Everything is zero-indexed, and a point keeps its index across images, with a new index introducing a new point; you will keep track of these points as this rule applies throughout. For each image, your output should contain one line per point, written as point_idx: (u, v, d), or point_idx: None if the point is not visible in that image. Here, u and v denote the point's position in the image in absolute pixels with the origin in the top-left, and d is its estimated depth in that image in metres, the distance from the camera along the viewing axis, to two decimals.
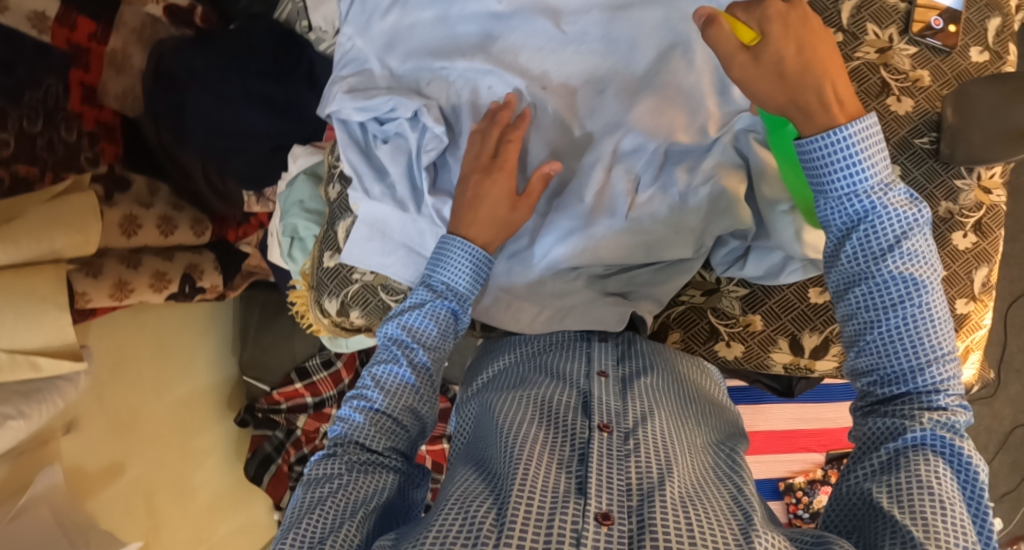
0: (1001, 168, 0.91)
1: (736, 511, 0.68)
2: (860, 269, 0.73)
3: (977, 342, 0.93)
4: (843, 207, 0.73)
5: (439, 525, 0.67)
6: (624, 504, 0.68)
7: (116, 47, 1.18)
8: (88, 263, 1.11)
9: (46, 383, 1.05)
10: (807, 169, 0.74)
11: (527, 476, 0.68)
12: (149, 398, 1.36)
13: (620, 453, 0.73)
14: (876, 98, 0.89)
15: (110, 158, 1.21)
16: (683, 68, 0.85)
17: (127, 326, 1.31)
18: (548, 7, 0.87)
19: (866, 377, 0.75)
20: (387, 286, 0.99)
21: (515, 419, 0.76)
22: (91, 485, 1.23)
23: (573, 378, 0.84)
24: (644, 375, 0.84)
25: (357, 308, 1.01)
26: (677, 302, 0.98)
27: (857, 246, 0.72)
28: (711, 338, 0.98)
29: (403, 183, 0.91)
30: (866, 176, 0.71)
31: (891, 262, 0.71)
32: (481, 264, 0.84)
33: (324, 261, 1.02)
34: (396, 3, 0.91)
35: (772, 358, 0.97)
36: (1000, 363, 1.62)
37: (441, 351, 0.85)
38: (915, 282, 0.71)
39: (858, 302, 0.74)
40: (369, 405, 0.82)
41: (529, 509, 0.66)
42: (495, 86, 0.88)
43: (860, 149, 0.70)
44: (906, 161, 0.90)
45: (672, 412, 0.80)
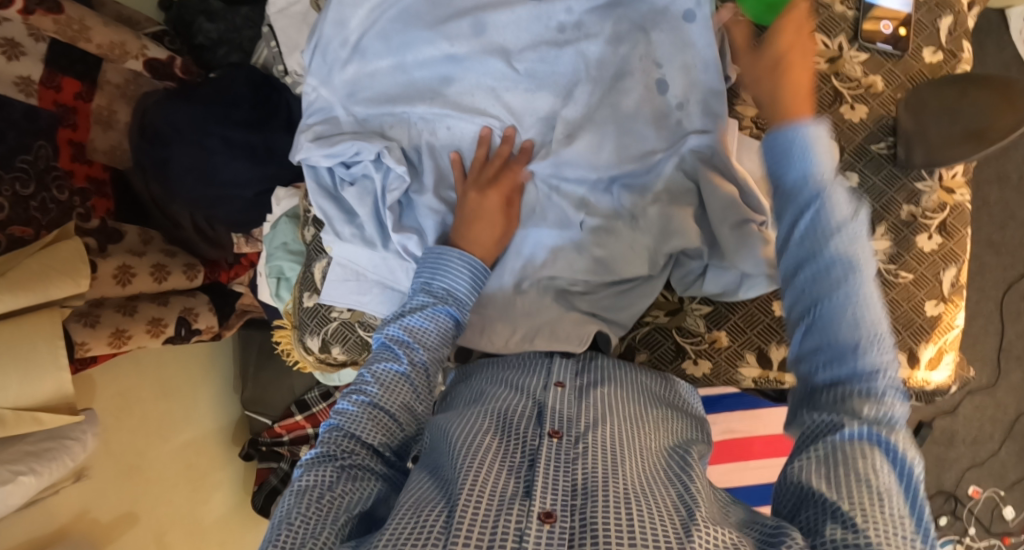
0: (962, 167, 0.92)
1: (680, 506, 0.72)
2: (807, 249, 0.73)
3: (950, 343, 0.93)
4: (792, 204, 0.75)
5: (391, 530, 0.71)
6: (568, 503, 0.73)
7: (101, 104, 1.25)
8: (85, 314, 1.15)
9: (56, 444, 1.07)
10: (770, 153, 0.77)
11: (475, 482, 0.73)
12: (154, 441, 1.39)
13: (569, 457, 0.77)
14: (829, 107, 0.91)
15: (103, 212, 1.25)
16: (625, 94, 0.91)
17: (126, 372, 1.35)
18: (498, 46, 0.91)
19: (808, 360, 0.73)
20: (364, 322, 1.02)
21: (469, 430, 0.81)
22: (104, 533, 1.29)
23: (530, 387, 0.88)
24: (599, 385, 0.88)
25: (337, 345, 1.04)
26: (642, 323, 0.99)
27: (803, 235, 0.73)
28: (678, 357, 0.99)
29: (370, 223, 0.96)
30: (815, 170, 0.73)
31: (835, 251, 0.71)
32: (479, 273, 0.88)
33: (304, 300, 1.06)
34: (354, 53, 0.95)
35: (741, 372, 0.99)
36: (1000, 352, 1.60)
37: (440, 352, 0.86)
38: (855, 272, 0.71)
39: (801, 287, 0.73)
40: (369, 401, 0.82)
41: (475, 514, 0.71)
42: (453, 126, 0.95)
43: (810, 144, 0.74)
44: (864, 167, 0.91)
45: (625, 416, 0.83)
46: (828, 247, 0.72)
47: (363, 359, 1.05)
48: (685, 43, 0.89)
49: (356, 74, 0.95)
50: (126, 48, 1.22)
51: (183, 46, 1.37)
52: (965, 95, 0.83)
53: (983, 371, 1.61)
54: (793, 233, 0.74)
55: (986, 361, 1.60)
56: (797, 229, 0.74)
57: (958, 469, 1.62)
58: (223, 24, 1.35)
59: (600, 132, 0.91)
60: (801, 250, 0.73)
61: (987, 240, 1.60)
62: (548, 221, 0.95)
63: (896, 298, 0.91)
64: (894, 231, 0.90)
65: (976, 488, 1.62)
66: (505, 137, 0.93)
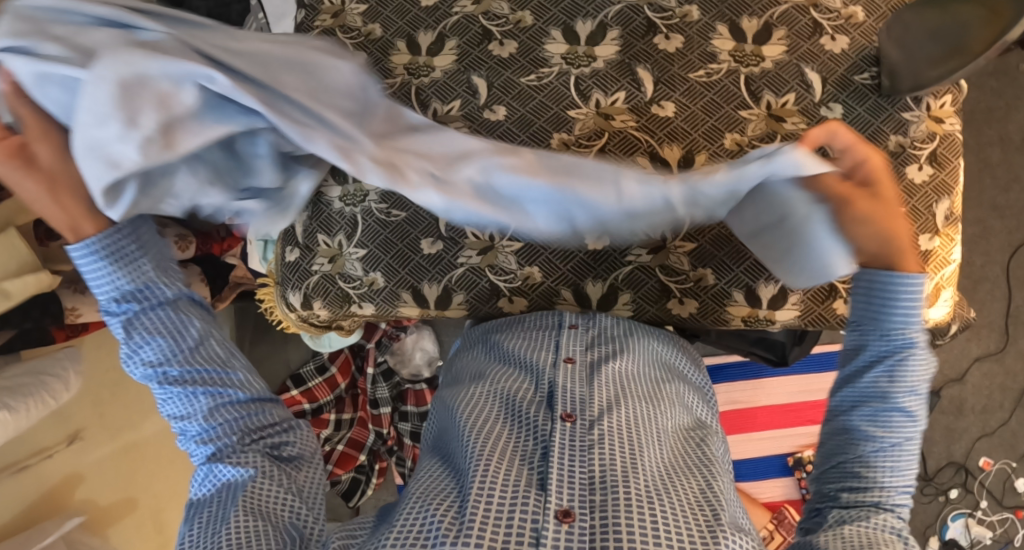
0: (950, 97, 0.91)
1: (704, 505, 0.73)
2: (878, 392, 0.79)
3: (949, 278, 0.92)
4: (878, 337, 0.80)
5: (401, 523, 0.72)
6: (588, 498, 0.72)
7: None
8: (75, 280, 1.17)
9: (35, 380, 1.11)
10: (862, 294, 0.81)
11: (488, 469, 0.73)
12: (148, 420, 1.38)
13: (584, 444, 0.77)
14: (809, 39, 0.91)
15: None
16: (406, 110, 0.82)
17: (120, 345, 1.35)
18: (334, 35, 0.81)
19: (834, 479, 0.81)
20: (344, 274, 0.96)
21: (478, 417, 0.81)
22: (104, 516, 1.29)
23: (538, 367, 0.87)
24: (613, 359, 0.87)
25: (319, 299, 0.98)
26: (624, 262, 0.91)
27: (885, 371, 0.79)
28: (663, 296, 0.92)
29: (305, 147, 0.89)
30: (911, 324, 0.79)
31: (903, 399, 0.78)
32: (119, 243, 0.76)
33: (285, 255, 1.00)
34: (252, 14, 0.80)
35: (729, 312, 0.91)
36: (1007, 318, 1.56)
37: (174, 343, 0.80)
38: (910, 421, 0.79)
39: (855, 421, 0.80)
40: (203, 432, 0.82)
41: (488, 507, 0.70)
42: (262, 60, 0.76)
43: (912, 298, 0.78)
44: (849, 98, 0.90)
45: (640, 396, 0.83)
46: (897, 393, 0.79)
47: (344, 315, 0.98)
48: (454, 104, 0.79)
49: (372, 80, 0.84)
50: None
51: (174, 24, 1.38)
52: (945, 10, 0.82)
53: (990, 337, 1.58)
54: (874, 364, 0.80)
55: (993, 328, 1.57)
56: (879, 364, 0.80)
57: (969, 440, 1.59)
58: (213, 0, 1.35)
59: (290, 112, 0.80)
60: (877, 384, 0.79)
61: (991, 203, 1.56)
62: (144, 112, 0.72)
63: None
64: None
65: (987, 460, 1.58)
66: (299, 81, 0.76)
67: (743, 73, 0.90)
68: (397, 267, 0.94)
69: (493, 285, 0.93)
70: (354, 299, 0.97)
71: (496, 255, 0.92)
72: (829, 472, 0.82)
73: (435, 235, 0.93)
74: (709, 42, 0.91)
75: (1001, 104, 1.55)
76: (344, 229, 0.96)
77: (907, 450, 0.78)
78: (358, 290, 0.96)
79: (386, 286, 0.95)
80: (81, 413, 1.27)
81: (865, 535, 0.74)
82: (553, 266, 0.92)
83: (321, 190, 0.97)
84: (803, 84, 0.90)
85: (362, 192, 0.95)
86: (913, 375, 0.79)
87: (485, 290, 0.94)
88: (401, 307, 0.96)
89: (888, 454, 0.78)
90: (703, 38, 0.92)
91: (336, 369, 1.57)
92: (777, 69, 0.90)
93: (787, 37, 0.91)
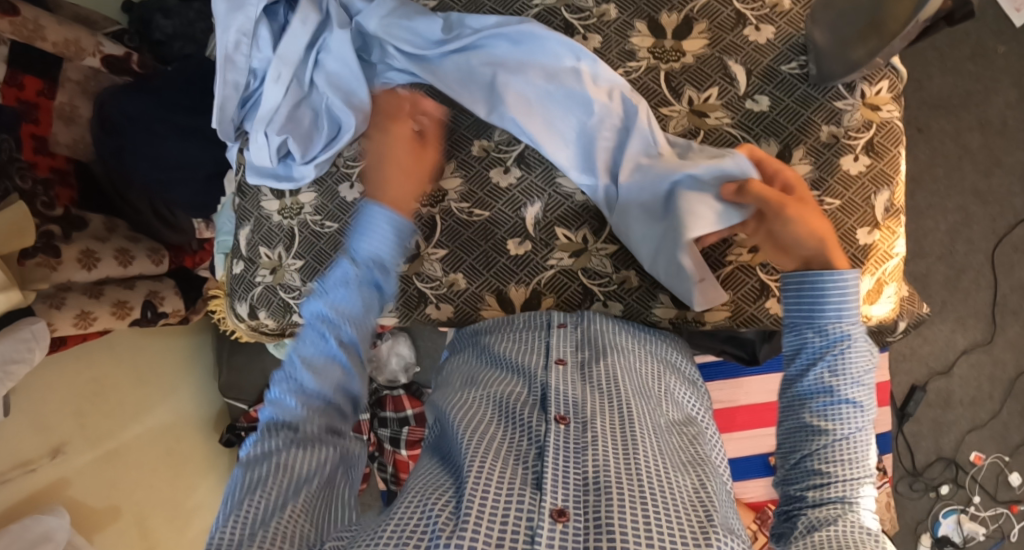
0: (887, 83, 0.88)
1: (696, 503, 0.68)
2: (824, 389, 0.78)
3: (891, 274, 0.90)
4: (816, 334, 0.79)
5: (397, 518, 0.67)
6: (582, 499, 0.68)
7: (63, 100, 1.27)
8: (50, 295, 1.19)
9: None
10: (797, 295, 0.80)
11: (482, 468, 0.69)
12: (132, 427, 1.40)
13: (577, 446, 0.73)
14: (732, 30, 0.91)
15: (66, 201, 1.28)
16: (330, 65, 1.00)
17: (101, 355, 1.36)
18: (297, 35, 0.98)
19: (793, 481, 0.79)
20: (285, 286, 1.05)
21: (470, 418, 0.76)
22: (93, 519, 1.31)
23: (530, 369, 0.83)
24: (603, 361, 0.83)
25: (263, 309, 1.06)
26: (546, 267, 0.94)
27: (825, 368, 0.78)
28: (586, 300, 0.94)
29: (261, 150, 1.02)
30: (848, 315, 0.78)
31: (848, 389, 0.77)
32: (403, 230, 0.81)
33: (233, 269, 1.09)
34: (247, 55, 1.03)
35: (656, 314, 0.93)
36: (994, 307, 1.51)
37: (365, 327, 0.80)
38: (859, 408, 0.77)
39: (805, 418, 0.79)
40: (305, 393, 0.77)
41: (482, 504, 0.66)
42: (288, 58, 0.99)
43: (843, 294, 0.78)
44: (775, 89, 0.89)
45: (633, 393, 0.79)
46: (843, 386, 0.78)
47: (288, 323, 1.06)
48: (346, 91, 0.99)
49: (283, 103, 1.00)
50: (81, 45, 1.27)
51: (141, 44, 1.40)
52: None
53: (977, 327, 1.52)
54: (815, 364, 0.79)
55: (979, 318, 1.51)
56: (819, 363, 0.79)
57: (959, 434, 1.54)
58: (178, 19, 1.38)
59: (287, 96, 1.00)
60: (819, 382, 0.78)
61: (973, 189, 1.50)
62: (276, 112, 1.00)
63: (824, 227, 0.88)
64: (814, 154, 0.88)
65: (978, 454, 1.53)
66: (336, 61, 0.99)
67: (663, 70, 0.92)
68: None
69: (419, 291, 0.97)
70: (295, 309, 1.05)
71: (422, 263, 0.96)
72: (789, 476, 0.80)
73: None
74: (627, 40, 0.93)
75: (979, 88, 1.49)
76: (283, 241, 1.04)
77: (859, 441, 0.77)
78: (298, 299, 1.04)
79: None
80: (64, 426, 1.27)
81: (838, 541, 0.71)
82: (477, 272, 0.95)
83: (262, 205, 1.06)
84: (726, 78, 0.90)
85: (298, 206, 1.04)
86: (854, 364, 0.78)
87: (412, 297, 0.98)
88: None
89: (843, 445, 0.77)
90: (622, 36, 0.93)
91: None
92: (699, 64, 0.91)
93: (708, 30, 0.91)
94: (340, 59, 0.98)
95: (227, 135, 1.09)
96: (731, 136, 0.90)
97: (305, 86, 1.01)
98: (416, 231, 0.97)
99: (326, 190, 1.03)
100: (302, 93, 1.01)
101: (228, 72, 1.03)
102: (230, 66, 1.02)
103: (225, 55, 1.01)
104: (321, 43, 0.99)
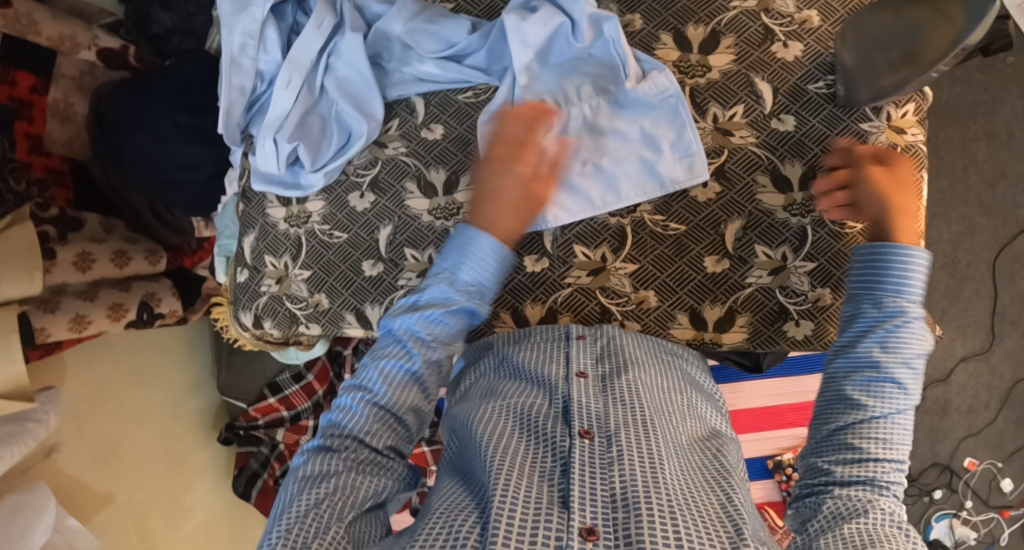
0: (913, 106, 0.88)
1: (725, 519, 0.66)
2: (873, 360, 0.78)
3: None
4: (877, 310, 0.80)
5: (425, 535, 0.66)
6: (610, 516, 0.65)
7: (57, 97, 1.22)
8: (45, 300, 1.15)
9: (17, 427, 1.08)
10: (862, 268, 0.83)
11: (509, 486, 0.66)
12: (131, 427, 1.34)
13: (604, 462, 0.70)
14: (759, 46, 0.90)
15: (62, 202, 1.24)
16: (343, 70, 0.98)
17: (101, 355, 1.29)
18: (306, 38, 0.96)
19: (825, 454, 0.78)
20: (290, 295, 1.05)
21: (492, 429, 0.74)
22: (84, 510, 1.24)
23: (550, 381, 0.80)
24: (625, 373, 0.80)
25: (268, 319, 1.07)
26: (563, 285, 0.94)
27: (876, 338, 0.79)
28: (603, 319, 0.94)
29: (270, 157, 0.99)
30: (904, 294, 0.80)
31: (897, 367, 0.78)
32: (504, 261, 0.84)
33: (237, 276, 1.09)
34: (252, 57, 1.00)
35: (673, 335, 0.93)
36: (993, 317, 1.52)
37: (450, 350, 0.83)
38: (905, 391, 0.78)
39: (847, 389, 0.79)
40: (382, 410, 0.79)
41: (510, 523, 0.64)
42: (296, 61, 0.96)
43: (907, 266, 0.80)
44: (802, 108, 0.89)
45: (655, 406, 0.76)
46: (891, 363, 0.78)
47: (293, 333, 1.08)
48: (359, 100, 0.98)
49: (293, 109, 0.97)
50: (76, 40, 1.21)
51: (139, 37, 1.36)
52: (899, 14, 0.78)
53: (976, 336, 1.53)
54: (866, 332, 0.80)
55: (979, 327, 1.53)
56: (870, 333, 0.80)
57: (954, 441, 1.55)
58: (177, 12, 1.31)
59: (298, 102, 0.97)
60: (869, 352, 0.79)
61: (977, 200, 1.51)
62: (286, 118, 0.98)
63: (844, 250, 0.89)
64: None
65: (973, 460, 1.55)
66: (350, 67, 0.97)
67: (688, 85, 0.91)
68: (340, 288, 1.03)
69: None
70: (302, 320, 1.06)
71: None
72: (824, 445, 0.79)
73: (376, 257, 1.01)
74: (652, 53, 0.92)
75: (986, 98, 1.48)
76: (289, 251, 1.04)
77: (898, 426, 0.77)
78: (305, 311, 1.05)
79: (330, 307, 1.04)
80: (64, 431, 1.21)
81: (866, 533, 0.69)
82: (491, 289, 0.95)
83: (268, 213, 1.05)
84: (752, 95, 0.90)
85: (305, 214, 1.03)
86: (904, 342, 0.78)
87: None
88: (346, 327, 1.05)
89: (883, 422, 0.77)
90: (646, 48, 0.92)
91: (313, 378, 1.51)
92: (725, 80, 0.90)
93: (735, 45, 0.91)
94: (352, 65, 0.97)
95: (231, 139, 1.05)
96: (755, 157, 0.90)
97: (315, 91, 0.99)
98: (429, 245, 0.99)
99: (335, 199, 1.02)
100: (312, 99, 0.99)
101: (234, 74, 0.99)
102: (234, 66, 0.99)
103: (230, 55, 0.99)
104: (335, 47, 0.98)
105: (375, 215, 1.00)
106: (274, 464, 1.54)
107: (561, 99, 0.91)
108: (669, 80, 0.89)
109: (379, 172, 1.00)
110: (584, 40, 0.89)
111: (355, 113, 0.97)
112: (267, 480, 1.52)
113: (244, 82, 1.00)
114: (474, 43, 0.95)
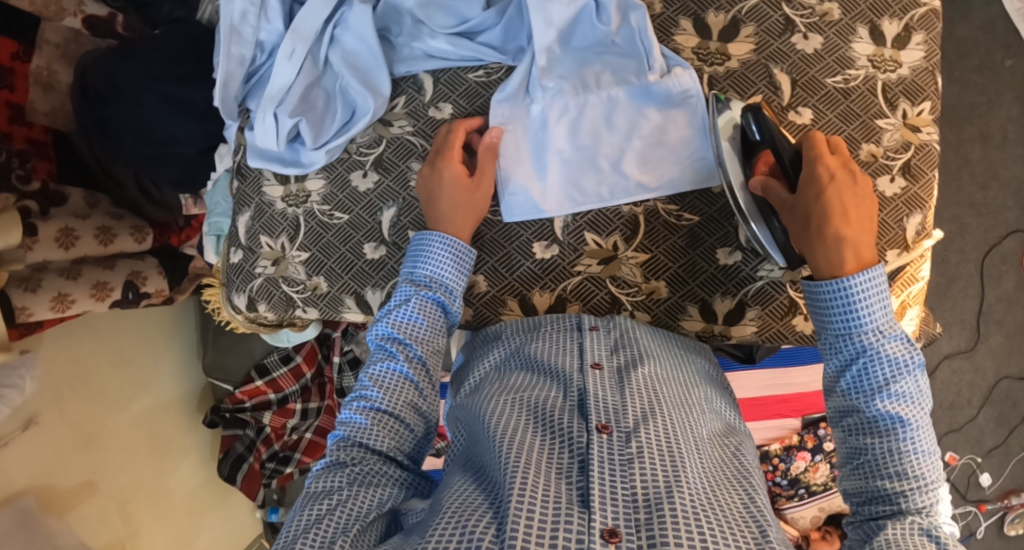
0: (929, 105, 0.89)
1: (749, 520, 0.65)
2: (854, 402, 0.75)
3: (914, 297, 0.91)
4: (842, 345, 0.77)
5: (438, 533, 0.64)
6: (632, 517, 0.64)
7: (40, 66, 1.13)
8: (26, 277, 1.09)
9: None
10: (813, 307, 0.78)
11: (526, 484, 0.65)
12: (114, 410, 1.30)
13: (622, 458, 0.69)
14: (779, 37, 0.89)
15: (43, 175, 1.15)
16: (350, 44, 0.95)
17: (83, 335, 1.24)
18: (311, 9, 0.92)
19: (853, 497, 0.76)
20: (287, 278, 1.02)
21: (505, 423, 0.73)
22: (59, 502, 1.19)
23: (565, 374, 0.79)
24: (639, 365, 0.79)
25: (263, 302, 1.04)
26: (573, 274, 0.93)
27: (851, 380, 0.75)
28: (613, 308, 0.94)
29: (270, 133, 0.95)
30: (863, 321, 0.75)
31: (881, 400, 0.73)
32: (462, 255, 0.86)
33: (231, 257, 1.05)
34: (254, 27, 0.96)
35: (683, 327, 0.93)
36: (978, 317, 1.55)
37: (434, 344, 0.84)
38: (903, 418, 0.73)
39: (849, 433, 0.76)
40: (374, 414, 0.79)
41: (529, 524, 0.62)
42: (300, 33, 0.93)
43: (862, 298, 0.75)
44: (819, 103, 0.89)
45: (671, 402, 0.75)
46: (874, 397, 0.74)
47: (289, 317, 1.05)
48: (366, 76, 0.95)
49: (296, 82, 0.94)
50: (62, 5, 1.13)
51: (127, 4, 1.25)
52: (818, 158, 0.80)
53: (962, 335, 1.56)
54: (842, 373, 0.77)
55: (965, 326, 1.55)
56: (847, 372, 0.76)
57: (936, 436, 1.58)
58: None
59: (303, 77, 0.95)
60: (850, 393, 0.76)
61: (969, 201, 1.53)
62: (288, 92, 0.94)
63: None
64: None
65: (953, 455, 1.58)
66: (357, 40, 0.94)
67: (707, 73, 0.90)
68: (340, 271, 1.00)
69: None
70: (299, 303, 1.03)
71: None
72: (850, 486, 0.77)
73: (378, 240, 0.98)
74: (671, 38, 0.91)
75: (983, 100, 1.50)
76: (287, 231, 1.01)
77: (917, 452, 0.72)
78: (303, 294, 1.02)
79: (329, 290, 1.01)
80: (47, 414, 1.17)
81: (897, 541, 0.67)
82: (498, 275, 0.94)
83: (265, 191, 1.02)
84: (770, 86, 0.89)
85: (305, 193, 1.00)
86: (882, 372, 0.74)
87: None
88: (344, 312, 1.03)
89: (887, 457, 0.73)
90: (665, 33, 0.91)
91: (301, 360, 1.46)
92: (744, 70, 0.90)
93: (755, 35, 0.90)
94: (359, 37, 0.94)
95: (228, 112, 1.01)
96: None
97: (320, 64, 0.96)
98: None
99: (336, 178, 0.99)
100: (316, 72, 0.96)
101: (233, 44, 0.96)
102: (233, 34, 0.95)
103: (229, 24, 0.95)
104: (342, 19, 0.95)
105: (378, 196, 0.98)
106: (259, 448, 1.51)
107: (579, 86, 0.89)
108: (692, 80, 0.87)
109: (383, 151, 0.98)
110: (610, 24, 0.87)
111: (362, 89, 0.94)
112: (253, 464, 1.50)
113: (244, 53, 0.97)
114: (489, 20, 0.92)
